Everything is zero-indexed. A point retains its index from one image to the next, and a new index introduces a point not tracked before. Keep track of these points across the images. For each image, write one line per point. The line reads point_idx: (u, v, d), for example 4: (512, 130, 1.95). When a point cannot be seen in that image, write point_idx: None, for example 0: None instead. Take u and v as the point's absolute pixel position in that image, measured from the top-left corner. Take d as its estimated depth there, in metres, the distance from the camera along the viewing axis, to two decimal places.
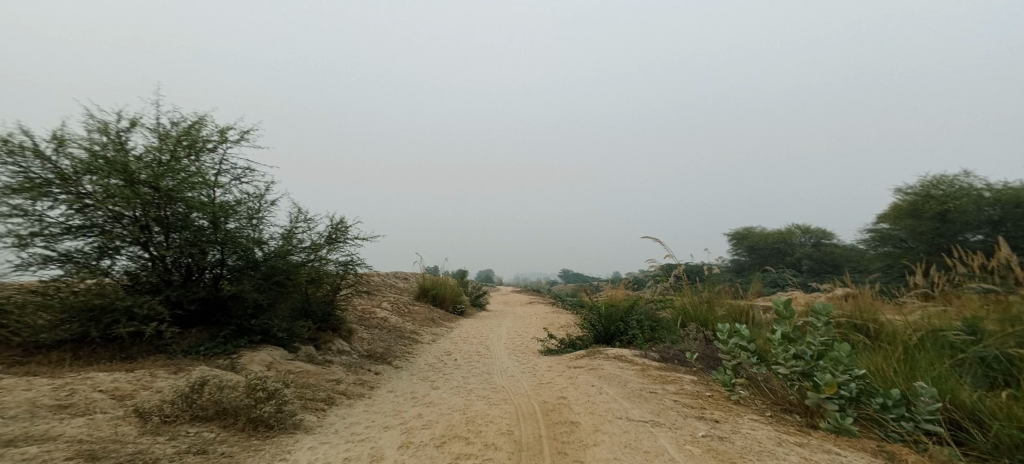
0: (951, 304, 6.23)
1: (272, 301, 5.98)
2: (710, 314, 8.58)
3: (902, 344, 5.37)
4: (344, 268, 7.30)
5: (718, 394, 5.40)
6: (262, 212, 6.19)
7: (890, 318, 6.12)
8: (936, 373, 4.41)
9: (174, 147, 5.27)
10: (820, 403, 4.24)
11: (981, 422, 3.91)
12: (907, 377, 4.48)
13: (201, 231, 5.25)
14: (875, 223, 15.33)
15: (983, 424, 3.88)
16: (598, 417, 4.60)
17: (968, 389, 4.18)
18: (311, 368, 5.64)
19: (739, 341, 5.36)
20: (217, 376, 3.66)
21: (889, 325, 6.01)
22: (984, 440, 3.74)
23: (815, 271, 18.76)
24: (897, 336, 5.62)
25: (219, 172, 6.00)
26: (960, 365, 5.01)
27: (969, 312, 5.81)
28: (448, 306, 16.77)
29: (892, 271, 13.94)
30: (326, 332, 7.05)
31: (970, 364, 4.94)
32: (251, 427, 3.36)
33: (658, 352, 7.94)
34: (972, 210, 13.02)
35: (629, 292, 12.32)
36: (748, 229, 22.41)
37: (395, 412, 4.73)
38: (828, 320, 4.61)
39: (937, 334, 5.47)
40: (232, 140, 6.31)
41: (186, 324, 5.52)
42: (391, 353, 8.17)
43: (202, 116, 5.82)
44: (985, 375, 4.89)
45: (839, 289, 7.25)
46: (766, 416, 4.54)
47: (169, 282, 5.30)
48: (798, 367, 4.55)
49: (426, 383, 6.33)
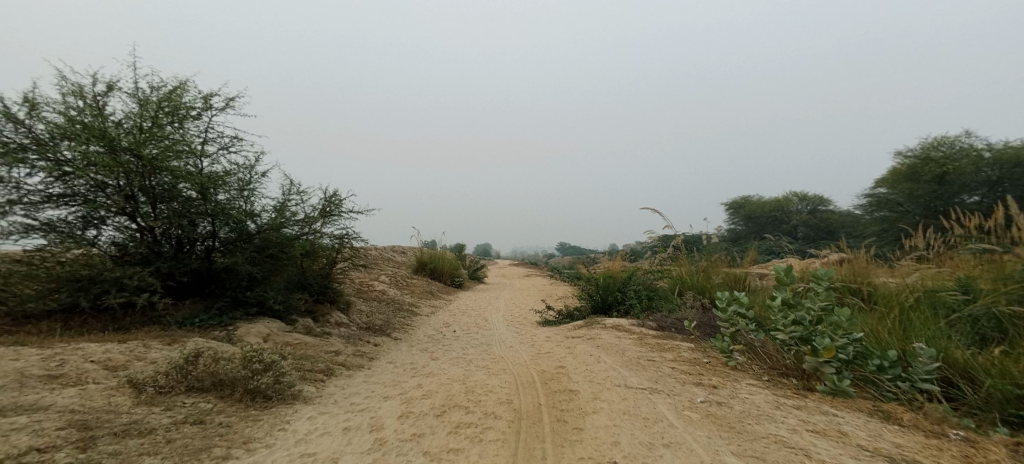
0: (945, 264, 6.25)
1: (267, 274, 5.92)
2: (708, 282, 8.59)
3: (898, 305, 5.39)
4: (340, 242, 7.21)
5: (716, 361, 5.44)
6: (253, 183, 6.05)
7: (884, 280, 6.16)
8: (930, 332, 4.39)
9: (156, 114, 5.09)
10: (818, 367, 4.28)
11: (972, 379, 3.90)
12: (902, 338, 4.47)
13: (189, 201, 5.14)
14: (873, 188, 15.28)
15: (974, 380, 3.87)
16: (596, 385, 4.62)
17: (961, 347, 4.16)
18: (310, 340, 5.62)
19: (738, 309, 5.36)
20: (212, 348, 3.62)
21: (883, 286, 6.06)
22: (976, 396, 3.75)
23: (811, 238, 18.84)
24: (893, 298, 5.64)
25: (205, 141, 5.84)
26: (954, 324, 5.03)
27: (963, 271, 5.81)
28: (447, 279, 16.82)
29: (887, 236, 14.05)
30: (324, 305, 7.03)
31: (964, 323, 4.97)
32: (249, 398, 3.33)
33: (656, 322, 7.98)
34: (970, 172, 12.98)
35: (626, 262, 12.35)
36: (745, 197, 22.35)
37: (394, 382, 4.74)
38: (829, 285, 4.59)
39: (930, 294, 5.51)
40: (218, 108, 6.12)
41: (180, 295, 5.47)
42: (390, 325, 8.19)
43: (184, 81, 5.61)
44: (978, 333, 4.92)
45: (833, 255, 7.22)
46: (763, 381, 4.56)
47: (160, 253, 5.22)
48: (797, 332, 4.62)
49: (426, 354, 6.35)
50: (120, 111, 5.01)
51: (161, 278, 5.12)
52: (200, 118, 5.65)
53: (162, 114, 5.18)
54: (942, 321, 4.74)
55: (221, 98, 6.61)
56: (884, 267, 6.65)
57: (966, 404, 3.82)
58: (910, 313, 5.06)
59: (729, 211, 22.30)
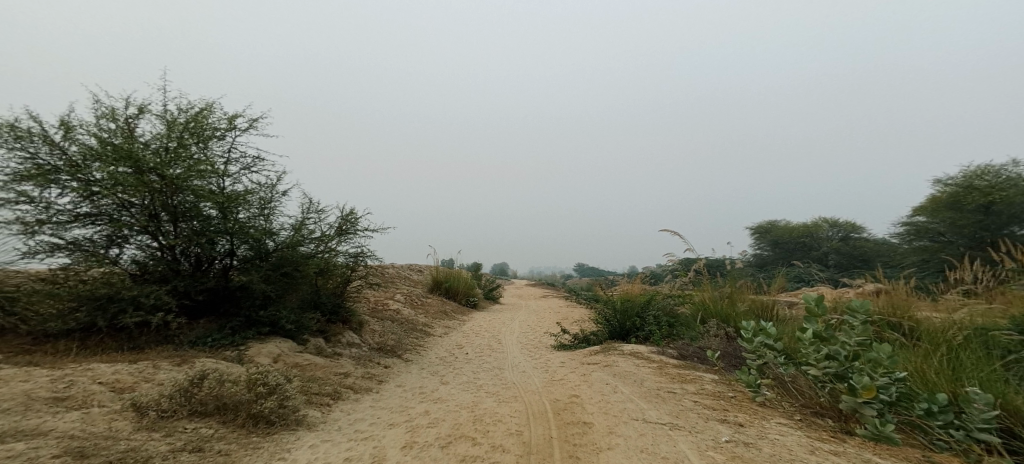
0: (995, 301, 5.87)
1: (281, 293, 5.89)
2: (733, 310, 8.27)
3: (944, 343, 5.03)
4: (354, 260, 7.18)
5: (741, 395, 5.15)
6: (273, 202, 6.08)
7: (928, 316, 5.77)
8: (984, 374, 4.10)
9: (182, 134, 5.17)
10: (856, 407, 4.00)
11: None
12: (952, 379, 4.18)
13: (209, 220, 5.18)
14: (911, 216, 14.70)
15: None
16: (613, 418, 4.39)
17: (1021, 393, 3.86)
18: (319, 361, 5.54)
19: (765, 340, 5.07)
20: (219, 369, 3.54)
21: (926, 322, 5.66)
22: None
23: (842, 267, 18.17)
24: (937, 335, 5.27)
25: (228, 161, 5.90)
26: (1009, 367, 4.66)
27: (1015, 310, 5.43)
28: (463, 299, 16.68)
29: (927, 267, 13.44)
30: (336, 325, 6.97)
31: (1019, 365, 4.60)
32: (251, 423, 3.23)
33: (676, 350, 7.68)
34: (1019, 202, 12.40)
35: (646, 287, 12.05)
36: (772, 222, 21.82)
37: (402, 408, 4.59)
38: (866, 318, 4.33)
39: (977, 332, 5.13)
40: (242, 128, 6.21)
41: (194, 314, 5.45)
42: (402, 346, 8.07)
43: (210, 102, 5.70)
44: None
45: (870, 286, 6.92)
46: (794, 421, 4.27)
47: (178, 272, 5.23)
48: (831, 368, 4.31)
49: (436, 378, 6.20)
50: (147, 132, 5.10)
51: (177, 297, 5.12)
52: (224, 138, 5.73)
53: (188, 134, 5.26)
54: (995, 362, 4.42)
55: (246, 118, 6.73)
56: (926, 301, 6.30)
57: None
58: (959, 351, 4.72)
59: (755, 236, 21.75)
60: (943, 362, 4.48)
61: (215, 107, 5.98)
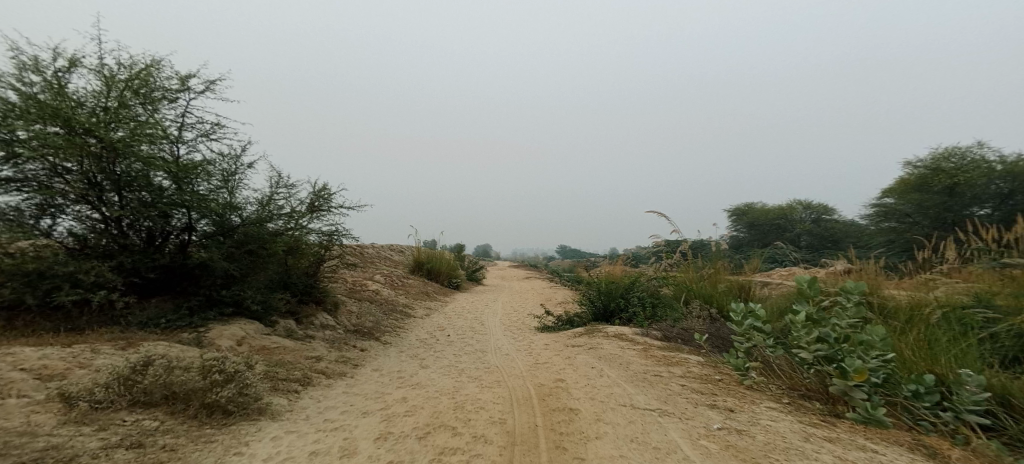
0: (961, 277, 5.89)
1: (245, 271, 5.48)
2: (715, 290, 8.20)
3: (918, 320, 5.00)
4: (328, 239, 6.79)
5: (729, 378, 5.00)
6: (235, 174, 5.65)
7: (892, 293, 5.73)
8: (960, 351, 4.04)
9: (123, 93, 4.68)
10: (847, 391, 3.83)
11: (1011, 406, 3.54)
12: (928, 355, 4.10)
13: (160, 191, 4.74)
14: (880, 198, 14.87)
15: (1014, 408, 3.51)
16: (599, 403, 4.20)
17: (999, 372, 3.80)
18: (289, 344, 5.22)
19: (754, 323, 4.88)
20: (167, 355, 3.18)
21: (892, 298, 5.62)
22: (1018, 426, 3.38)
23: (814, 248, 18.48)
24: (911, 311, 5.22)
25: (181, 126, 5.43)
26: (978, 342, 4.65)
27: (981, 285, 5.45)
28: (444, 279, 16.37)
29: (894, 247, 13.69)
30: (308, 306, 6.61)
31: (985, 341, 4.61)
32: (204, 414, 2.89)
33: (660, 331, 7.55)
34: (982, 183, 12.58)
35: (628, 268, 11.94)
36: (750, 204, 22.03)
37: (377, 394, 4.31)
38: (859, 299, 4.21)
39: (945, 306, 5.10)
40: (195, 90, 5.70)
41: (145, 293, 5.03)
42: (381, 328, 7.76)
43: (156, 59, 5.19)
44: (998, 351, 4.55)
45: (841, 264, 6.92)
46: (784, 405, 4.13)
47: (126, 247, 4.81)
48: (821, 350, 4.13)
49: (415, 361, 5.93)
50: (84, 90, 4.59)
51: (126, 275, 4.71)
52: (176, 101, 5.25)
53: (131, 94, 4.78)
54: (974, 338, 4.37)
55: (203, 81, 6.23)
56: (893, 279, 6.29)
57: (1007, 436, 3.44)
58: (935, 328, 4.66)
59: (732, 218, 21.90)
60: (920, 340, 4.40)
61: (164, 65, 5.47)
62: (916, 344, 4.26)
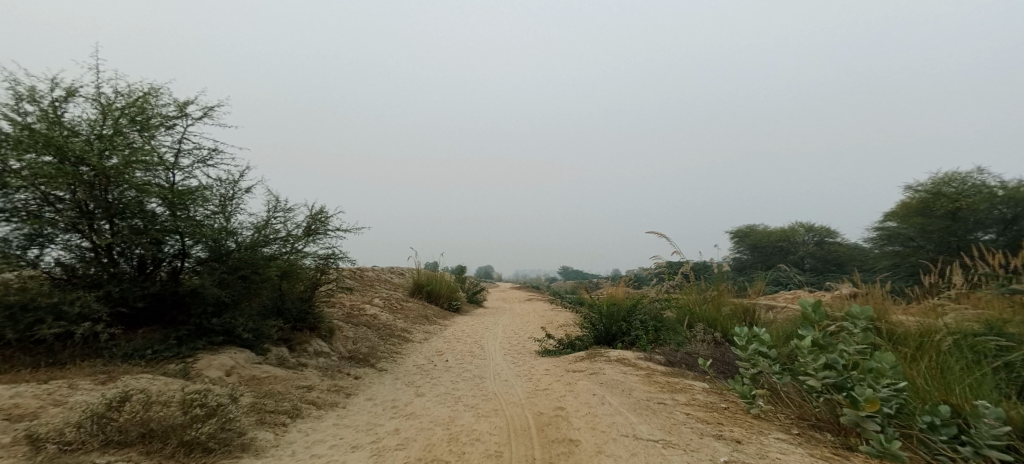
0: (970, 304, 5.77)
1: (237, 298, 5.37)
2: (719, 314, 8.04)
3: (929, 346, 4.84)
4: (324, 262, 6.70)
5: (735, 406, 4.81)
6: (231, 199, 5.60)
7: (901, 318, 5.58)
8: (974, 381, 3.89)
9: (119, 121, 4.65)
10: (858, 421, 3.66)
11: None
12: (942, 384, 3.94)
13: (154, 217, 4.68)
14: (883, 221, 14.78)
15: None
16: (600, 434, 4.02)
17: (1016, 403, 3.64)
18: (280, 373, 5.07)
19: (758, 348, 4.70)
20: (146, 390, 3.05)
21: (901, 324, 5.47)
22: None
23: (818, 270, 18.30)
24: (921, 337, 5.07)
25: (177, 152, 5.40)
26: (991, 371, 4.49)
27: (991, 312, 5.33)
28: (443, 302, 16.18)
29: (899, 270, 13.52)
30: (301, 332, 6.46)
31: (1000, 369, 4.46)
32: (183, 452, 2.73)
33: (663, 355, 7.37)
34: (984, 208, 12.54)
35: (629, 290, 11.77)
36: (751, 226, 21.95)
37: (369, 426, 4.14)
38: (866, 324, 4.08)
39: (957, 333, 4.95)
40: (192, 116, 5.69)
41: (132, 324, 4.91)
42: (377, 354, 7.59)
43: (154, 86, 5.19)
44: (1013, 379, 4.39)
45: (846, 289, 6.78)
46: (794, 435, 3.94)
47: (116, 275, 4.70)
48: (830, 378, 3.96)
49: (411, 390, 5.75)
50: (79, 119, 4.58)
51: (113, 304, 4.60)
52: (173, 127, 5.24)
53: (128, 121, 4.77)
54: (988, 366, 4.21)
55: (201, 108, 6.25)
56: (901, 304, 6.14)
57: None
58: (947, 354, 4.51)
59: (734, 240, 21.78)
60: (932, 368, 4.24)
61: (162, 93, 5.48)
62: (928, 372, 4.11)
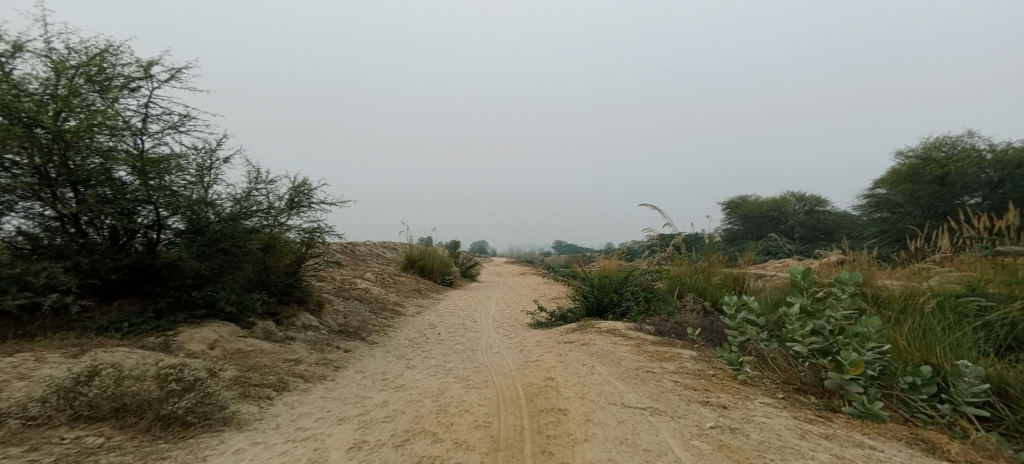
0: (954, 266, 5.74)
1: (218, 272, 5.25)
2: (709, 284, 8.05)
3: (913, 310, 4.84)
4: (309, 236, 6.59)
5: (723, 373, 4.83)
6: (207, 168, 5.44)
7: (886, 282, 5.59)
8: (956, 341, 3.88)
9: (76, 81, 4.45)
10: (842, 384, 3.63)
11: (1007, 396, 3.38)
12: (924, 345, 3.93)
13: (122, 186, 4.54)
14: (873, 188, 14.77)
15: (1010, 398, 3.35)
16: (589, 403, 4.01)
17: (995, 362, 3.64)
18: (266, 346, 5.01)
19: (747, 316, 4.67)
20: (118, 365, 2.98)
21: (885, 288, 5.48)
22: (1015, 417, 3.22)
23: (807, 239, 18.43)
24: (904, 302, 5.06)
25: (143, 117, 5.21)
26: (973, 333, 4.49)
27: (975, 274, 5.30)
28: (437, 276, 16.17)
29: (886, 237, 13.65)
30: (289, 306, 6.38)
31: (981, 331, 4.46)
32: (160, 427, 2.66)
33: (654, 325, 7.38)
34: (972, 172, 12.43)
35: (622, 262, 11.78)
36: (744, 196, 21.95)
37: (357, 398, 4.10)
38: (855, 289, 3.97)
39: (942, 296, 4.96)
40: (158, 79, 5.47)
41: (107, 296, 4.80)
42: (368, 328, 7.54)
43: (113, 46, 4.96)
44: (994, 340, 4.40)
45: (834, 255, 6.79)
46: (780, 400, 3.95)
47: (82, 247, 4.55)
48: (816, 344, 3.93)
49: (401, 362, 5.72)
50: (32, 77, 4.37)
51: (83, 277, 4.45)
52: (137, 90, 5.03)
53: (86, 81, 4.55)
54: (969, 326, 4.22)
55: (170, 70, 6.00)
56: (887, 269, 6.15)
57: (1001, 427, 3.28)
58: (930, 316, 4.52)
59: (726, 210, 21.80)
60: (915, 330, 4.24)
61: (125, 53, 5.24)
62: (911, 334, 4.10)
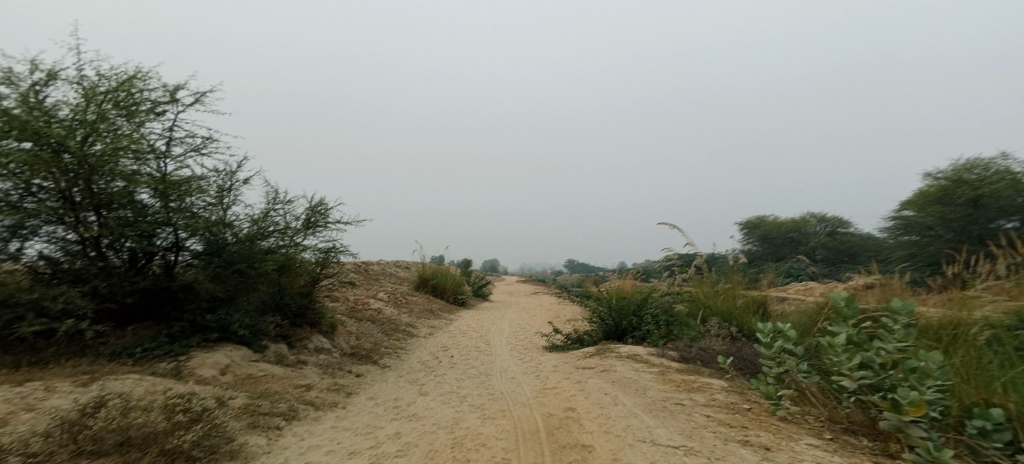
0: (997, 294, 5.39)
1: (233, 294, 5.15)
2: (733, 308, 7.75)
3: (960, 342, 4.53)
4: (324, 256, 6.52)
5: (758, 408, 4.53)
6: (227, 190, 5.40)
7: (925, 309, 5.28)
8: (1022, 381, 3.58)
9: (103, 105, 4.43)
10: (901, 427, 3.36)
11: None
12: (987, 385, 3.63)
13: (143, 209, 4.48)
14: (900, 210, 14.35)
15: None
16: (616, 439, 3.77)
17: None
18: (277, 371, 4.85)
19: (785, 345, 4.39)
20: (125, 394, 2.82)
21: (924, 315, 5.16)
22: None
23: (829, 261, 17.92)
24: (947, 334, 4.73)
25: (168, 141, 5.18)
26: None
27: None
28: (450, 296, 16.00)
29: (916, 261, 13.18)
30: (301, 329, 6.23)
31: None
32: (164, 463, 2.47)
33: (677, 351, 7.07)
34: (1008, 195, 12.09)
35: (638, 283, 11.50)
36: (762, 217, 21.55)
37: (369, 429, 3.90)
38: (908, 321, 3.67)
39: (991, 326, 4.64)
40: (183, 102, 5.47)
41: (122, 321, 4.70)
42: (381, 350, 7.36)
43: (141, 70, 4.96)
44: None
45: (861, 280, 6.49)
46: (827, 442, 3.66)
47: (99, 271, 4.42)
48: (868, 379, 3.65)
49: (414, 388, 5.51)
50: (62, 103, 4.34)
51: (99, 301, 4.37)
52: (164, 113, 5.00)
53: (114, 106, 4.52)
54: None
55: (194, 93, 5.98)
56: (921, 296, 5.83)
57: None
58: (984, 350, 4.22)
59: (744, 231, 21.40)
60: (972, 368, 3.94)
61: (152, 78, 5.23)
62: (970, 373, 3.80)
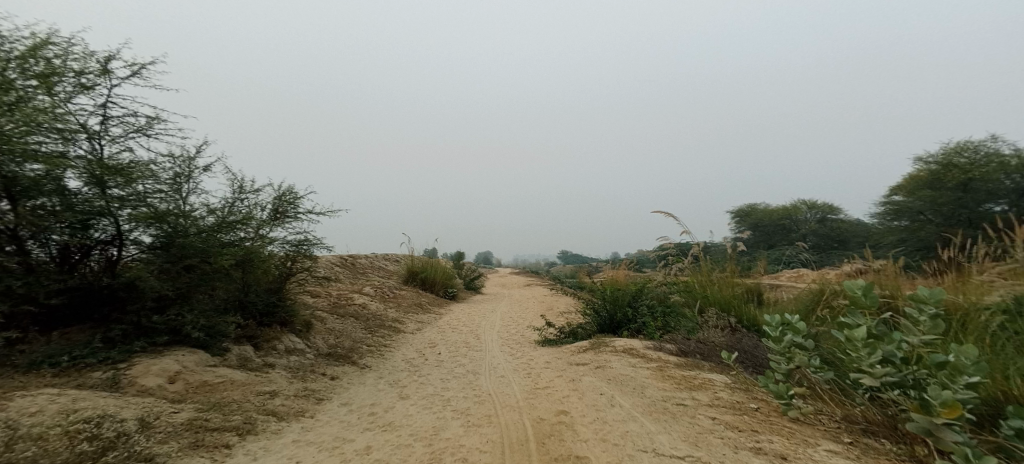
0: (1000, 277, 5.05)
1: (185, 292, 4.68)
2: (732, 298, 7.36)
3: (977, 328, 4.16)
4: (295, 248, 6.07)
5: (767, 407, 4.15)
6: (179, 176, 4.92)
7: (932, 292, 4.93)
8: None
9: (12, 75, 3.90)
10: (931, 429, 2.93)
11: None
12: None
13: (71, 197, 4.01)
14: (889, 195, 14.13)
15: None
16: (611, 447, 3.36)
17: None
18: (239, 376, 4.39)
19: (794, 339, 3.97)
20: (13, 420, 2.47)
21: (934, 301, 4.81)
22: None
23: (821, 247, 17.63)
24: (959, 319, 4.40)
25: (102, 119, 4.67)
26: None
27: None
28: (439, 290, 15.51)
29: (907, 246, 13.02)
30: (270, 328, 5.75)
31: None
32: None
33: (675, 344, 6.67)
34: (996, 179, 11.89)
35: (630, 273, 11.14)
36: (752, 204, 21.28)
37: (335, 442, 3.44)
38: (936, 311, 3.20)
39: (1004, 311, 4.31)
40: (115, 76, 4.92)
41: (49, 325, 4.25)
42: (361, 348, 6.89)
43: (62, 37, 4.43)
44: None
45: (853, 265, 6.13)
46: (847, 447, 3.26)
47: (18, 268, 3.93)
48: (891, 376, 3.24)
49: (394, 391, 5.05)
50: None
51: (15, 302, 3.89)
52: (92, 87, 4.47)
53: (26, 75, 3.99)
54: None
55: (133, 66, 5.44)
56: (914, 280, 5.50)
57: None
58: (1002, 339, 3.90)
59: (736, 219, 21.17)
60: (1005, 360, 3.53)
61: (78, 47, 4.70)
62: (1004, 367, 3.38)
